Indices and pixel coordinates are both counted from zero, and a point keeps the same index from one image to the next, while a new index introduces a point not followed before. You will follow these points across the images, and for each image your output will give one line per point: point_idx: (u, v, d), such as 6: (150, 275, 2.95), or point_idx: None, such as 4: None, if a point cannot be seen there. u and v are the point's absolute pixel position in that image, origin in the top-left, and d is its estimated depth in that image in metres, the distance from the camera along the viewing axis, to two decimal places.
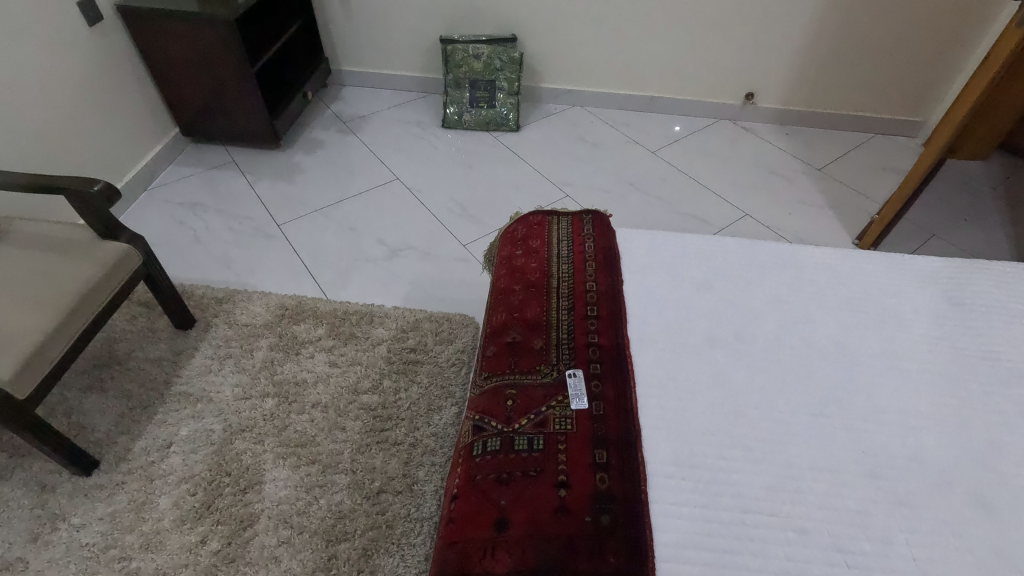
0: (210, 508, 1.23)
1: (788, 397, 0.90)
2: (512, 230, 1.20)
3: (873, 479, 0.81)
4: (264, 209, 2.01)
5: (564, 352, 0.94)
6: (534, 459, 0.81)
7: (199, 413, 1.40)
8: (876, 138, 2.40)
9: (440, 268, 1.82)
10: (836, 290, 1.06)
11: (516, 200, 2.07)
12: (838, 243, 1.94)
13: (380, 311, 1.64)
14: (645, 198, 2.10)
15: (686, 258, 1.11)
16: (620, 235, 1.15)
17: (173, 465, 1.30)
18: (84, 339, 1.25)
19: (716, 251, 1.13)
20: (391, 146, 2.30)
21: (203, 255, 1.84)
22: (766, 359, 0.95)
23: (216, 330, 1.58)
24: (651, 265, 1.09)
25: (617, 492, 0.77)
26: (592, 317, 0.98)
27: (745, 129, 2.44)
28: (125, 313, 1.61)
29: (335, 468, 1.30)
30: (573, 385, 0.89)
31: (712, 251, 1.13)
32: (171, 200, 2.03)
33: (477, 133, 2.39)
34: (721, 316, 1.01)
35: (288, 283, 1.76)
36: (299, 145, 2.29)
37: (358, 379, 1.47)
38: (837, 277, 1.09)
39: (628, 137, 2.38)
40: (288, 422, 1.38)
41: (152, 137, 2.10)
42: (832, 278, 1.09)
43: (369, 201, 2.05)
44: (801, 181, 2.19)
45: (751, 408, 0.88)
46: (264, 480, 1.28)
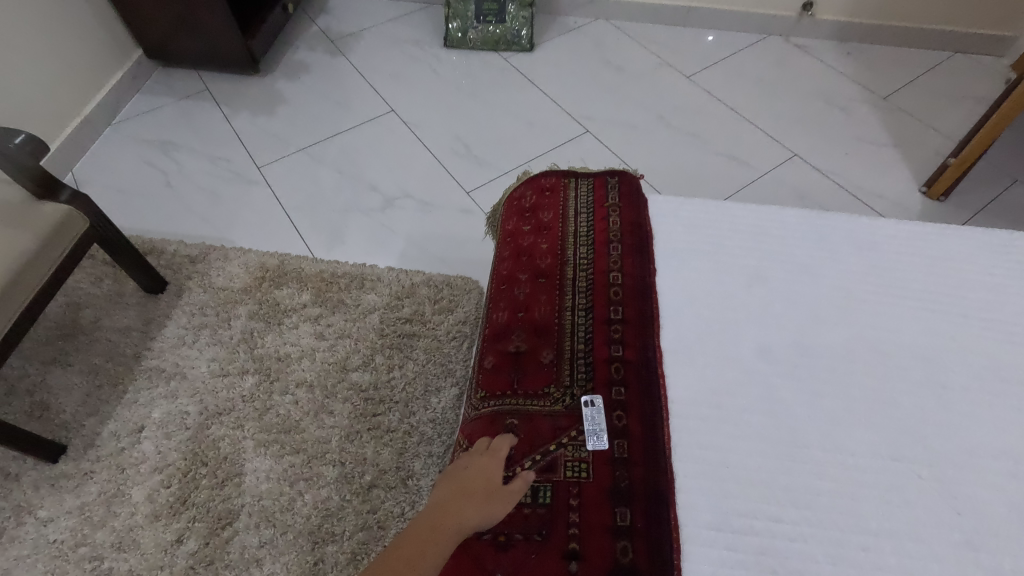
0: (186, 504, 1.12)
1: (861, 432, 0.70)
2: (519, 196, 0.99)
3: (970, 550, 0.63)
4: (242, 148, 1.77)
5: (579, 369, 0.75)
6: (539, 518, 0.65)
7: (173, 391, 1.26)
8: (954, 58, 2.03)
9: (439, 220, 1.60)
10: (927, 284, 0.83)
11: (528, 138, 1.80)
12: (900, 192, 1.66)
13: (372, 274, 1.45)
14: (676, 135, 1.81)
15: (735, 239, 0.88)
16: (652, 207, 0.93)
17: (145, 452, 1.18)
18: (28, 323, 1.08)
19: (773, 228, 0.90)
20: (385, 71, 2.00)
21: (175, 203, 1.64)
22: (836, 379, 0.74)
23: (190, 296, 1.41)
24: (690, 249, 0.87)
25: (643, 568, 0.61)
26: (616, 322, 0.79)
27: (798, 48, 2.08)
28: (90, 274, 1.44)
29: (321, 459, 1.17)
30: (590, 418, 0.71)
31: (769, 229, 0.90)
32: (138, 137, 1.79)
33: (484, 53, 2.06)
34: (777, 318, 0.80)
35: (268, 238, 1.56)
36: (280, 69, 2.00)
37: (348, 354, 1.31)
38: (930, 265, 0.86)
39: (660, 58, 2.05)
40: (270, 405, 1.24)
41: (113, 63, 1.83)
42: (924, 267, 0.85)
43: (360, 139, 1.80)
44: (862, 113, 1.86)
45: (815, 450, 0.69)
46: (244, 472, 1.16)
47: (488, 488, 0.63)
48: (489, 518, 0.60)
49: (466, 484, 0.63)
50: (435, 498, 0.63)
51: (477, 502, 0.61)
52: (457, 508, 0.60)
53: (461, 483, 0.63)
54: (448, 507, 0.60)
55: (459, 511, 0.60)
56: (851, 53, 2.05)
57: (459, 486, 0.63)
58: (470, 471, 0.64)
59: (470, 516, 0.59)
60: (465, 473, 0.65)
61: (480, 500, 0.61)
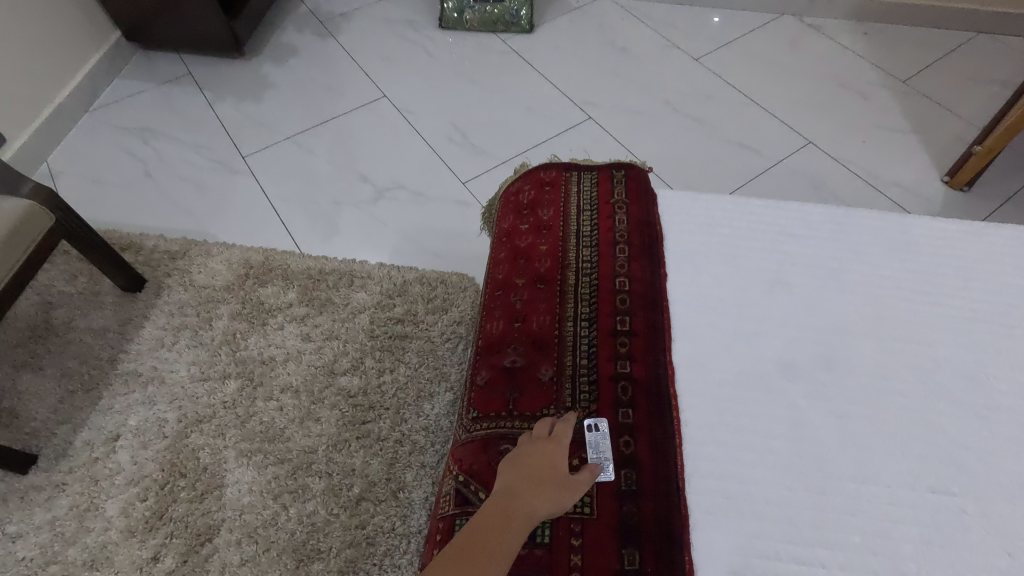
0: (163, 519, 1.05)
1: (896, 459, 0.65)
2: (518, 192, 0.97)
3: None
4: (226, 136, 1.68)
5: (581, 388, 0.72)
6: (537, 559, 0.61)
7: (151, 397, 1.19)
8: (977, 38, 1.92)
9: (433, 213, 1.52)
10: (963, 293, 0.77)
11: (527, 124, 1.70)
12: (919, 182, 1.57)
13: (362, 271, 1.37)
14: (683, 121, 1.71)
15: (756, 246, 0.83)
16: (662, 210, 0.89)
17: (121, 463, 1.12)
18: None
19: (796, 232, 0.84)
20: (377, 54, 1.90)
21: (155, 194, 1.55)
22: (868, 400, 0.69)
23: (169, 294, 1.34)
24: (709, 255, 0.82)
25: None
26: (622, 335, 0.76)
27: (812, 28, 1.97)
28: (64, 272, 1.36)
29: (307, 470, 1.11)
30: (594, 444, 0.67)
31: (792, 234, 0.84)
32: (117, 125, 1.70)
33: (481, 35, 1.96)
34: (804, 332, 0.74)
35: (252, 231, 1.48)
36: (267, 52, 1.90)
37: (336, 357, 1.24)
38: (966, 273, 0.79)
39: (666, 39, 1.94)
40: (253, 412, 1.17)
41: (89, 45, 1.73)
42: (961, 277, 0.79)
43: (350, 127, 1.71)
44: (879, 98, 1.77)
45: (845, 480, 0.64)
46: (225, 484, 1.09)
47: (555, 476, 0.60)
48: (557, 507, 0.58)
49: (532, 472, 0.60)
50: (500, 484, 0.60)
51: (545, 490, 0.59)
52: (525, 497, 0.58)
53: (527, 471, 0.61)
54: (516, 496, 0.58)
55: (527, 501, 0.57)
56: (868, 34, 1.94)
57: (524, 474, 0.60)
58: (534, 458, 0.62)
59: (540, 506, 0.57)
60: (529, 459, 0.62)
61: (549, 488, 0.59)
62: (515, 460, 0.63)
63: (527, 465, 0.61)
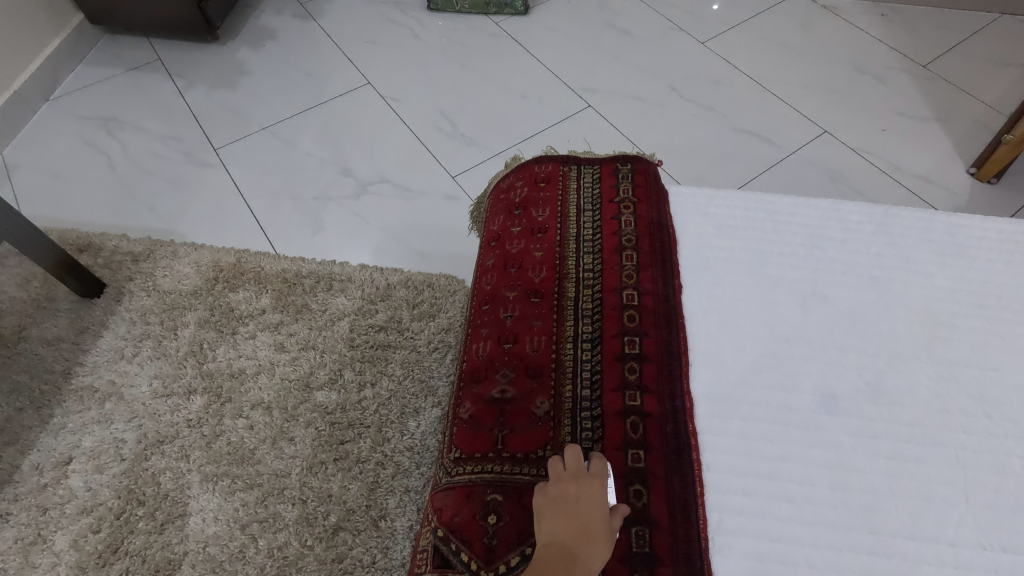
0: (118, 552, 0.95)
1: (956, 508, 0.57)
2: (509, 188, 0.87)
3: None
4: (196, 127, 1.56)
5: (583, 424, 0.63)
6: None
7: (107, 415, 1.08)
8: (1002, 19, 1.80)
9: (420, 210, 1.40)
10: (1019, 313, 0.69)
11: (522, 112, 1.59)
12: (943, 175, 1.46)
13: (342, 274, 1.26)
14: (689, 108, 1.59)
15: (788, 256, 0.75)
16: (678, 215, 0.80)
17: (73, 489, 1.01)
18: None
19: (831, 240, 0.76)
20: (361, 38, 1.77)
21: (118, 191, 1.43)
22: (919, 437, 0.61)
23: (132, 300, 1.22)
24: (737, 266, 0.74)
25: None
26: (631, 359, 0.67)
27: (826, 9, 1.85)
28: (17, 276, 1.25)
29: (278, 496, 1.00)
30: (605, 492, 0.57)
31: (828, 242, 0.76)
32: (79, 114, 1.58)
33: (473, 17, 1.83)
34: (843, 356, 0.67)
35: (223, 231, 1.36)
36: (243, 36, 1.77)
37: (313, 370, 1.13)
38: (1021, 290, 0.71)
39: (671, 21, 1.82)
40: (220, 431, 1.06)
41: (48, 28, 1.60)
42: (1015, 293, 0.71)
43: (333, 116, 1.59)
44: (899, 83, 1.65)
45: (898, 536, 0.56)
46: (188, 513, 0.99)
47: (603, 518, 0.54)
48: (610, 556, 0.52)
49: (581, 518, 0.53)
50: (545, 535, 0.52)
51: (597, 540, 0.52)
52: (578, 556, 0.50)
53: (575, 519, 0.53)
54: (571, 555, 0.50)
55: (583, 561, 0.50)
56: (885, 15, 1.83)
57: (571, 525, 0.52)
58: (580, 501, 0.54)
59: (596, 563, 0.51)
60: (573, 503, 0.54)
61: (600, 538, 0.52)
62: (556, 503, 0.54)
63: (572, 512, 0.53)
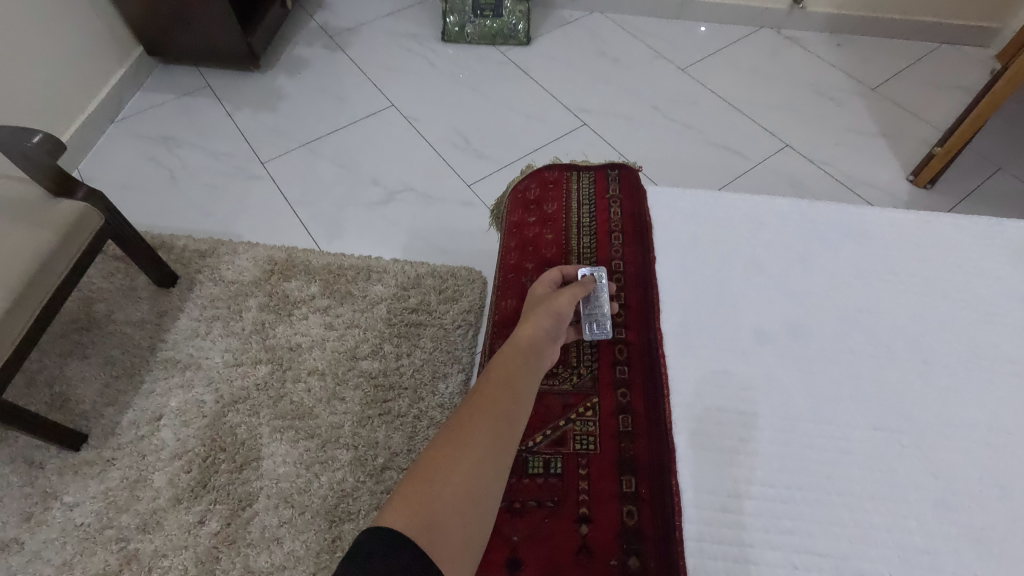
0: (207, 487, 1.17)
1: (847, 405, 0.75)
2: (524, 189, 1.11)
3: (944, 510, 0.68)
4: (244, 143, 1.80)
5: (585, 351, 0.83)
6: (551, 487, 0.71)
7: (188, 381, 1.31)
8: (941, 48, 2.08)
9: (441, 214, 1.64)
10: (911, 269, 0.88)
11: (526, 130, 1.84)
12: (887, 181, 1.71)
13: (378, 265, 1.49)
14: (670, 126, 1.85)
15: (733, 227, 0.94)
16: (651, 199, 1.00)
17: (165, 439, 1.23)
18: (40, 324, 1.08)
19: (767, 215, 0.95)
20: (384, 66, 2.03)
21: (179, 198, 1.67)
22: (825, 357, 0.79)
23: (201, 289, 1.45)
24: (690, 236, 0.93)
25: (647, 530, 0.67)
26: (618, 306, 0.87)
27: (789, 40, 2.13)
28: (101, 269, 1.47)
29: (335, 442, 1.22)
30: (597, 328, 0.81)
31: (765, 218, 0.95)
32: (141, 133, 1.82)
33: (482, 47, 2.09)
34: (773, 301, 0.85)
35: (273, 232, 1.59)
36: (280, 65, 2.02)
37: (357, 344, 1.36)
38: (917, 252, 0.90)
39: (655, 50, 2.09)
40: (283, 392, 1.29)
41: (114, 60, 1.84)
42: (909, 253, 0.90)
43: (362, 133, 1.83)
44: (851, 104, 1.91)
45: (805, 422, 0.74)
46: (262, 457, 1.21)
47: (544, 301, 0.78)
48: (550, 316, 0.74)
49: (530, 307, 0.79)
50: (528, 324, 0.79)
51: (542, 310, 0.75)
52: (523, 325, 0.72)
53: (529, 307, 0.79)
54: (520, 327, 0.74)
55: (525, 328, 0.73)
56: (840, 45, 2.10)
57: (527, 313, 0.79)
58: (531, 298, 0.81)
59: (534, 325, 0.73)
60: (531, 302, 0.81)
61: (544, 306, 0.75)
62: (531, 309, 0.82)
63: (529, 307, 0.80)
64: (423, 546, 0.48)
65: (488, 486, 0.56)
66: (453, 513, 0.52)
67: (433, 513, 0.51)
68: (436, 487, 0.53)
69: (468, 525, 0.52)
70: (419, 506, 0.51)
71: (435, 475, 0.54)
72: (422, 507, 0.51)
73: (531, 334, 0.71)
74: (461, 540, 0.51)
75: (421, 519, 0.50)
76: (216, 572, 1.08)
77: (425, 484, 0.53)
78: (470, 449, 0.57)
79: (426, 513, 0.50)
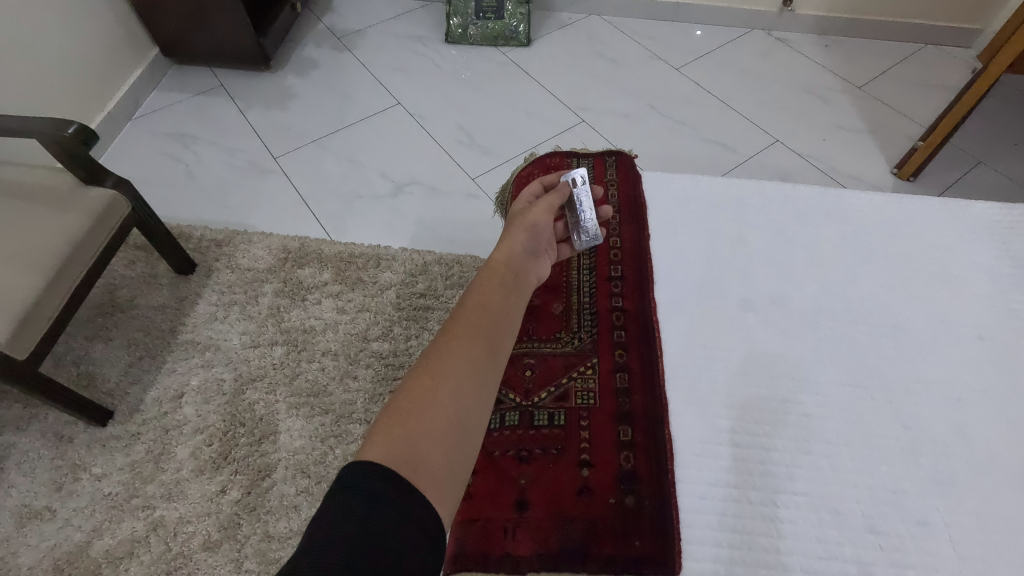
0: (228, 459, 1.24)
1: (824, 365, 0.82)
2: (527, 174, 1.18)
3: (911, 456, 0.75)
4: (257, 140, 1.88)
5: (586, 318, 0.90)
6: (556, 437, 0.78)
7: (208, 361, 1.37)
8: (925, 49, 2.16)
9: (447, 206, 1.72)
10: (886, 245, 0.95)
11: (527, 127, 1.91)
12: (872, 174, 1.79)
13: (387, 254, 1.56)
14: (666, 123, 1.93)
15: (721, 208, 1.01)
16: (646, 181, 1.07)
17: (187, 416, 1.30)
18: (75, 303, 1.14)
19: (753, 198, 1.03)
20: (391, 66, 2.11)
21: (195, 191, 1.74)
22: (803, 322, 0.87)
23: (218, 276, 1.52)
24: (681, 217, 1.00)
25: (643, 473, 0.74)
26: (616, 278, 0.93)
27: (779, 41, 2.21)
28: (123, 258, 1.54)
29: (348, 418, 1.29)
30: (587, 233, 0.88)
31: (750, 199, 1.02)
32: (158, 130, 1.89)
33: (484, 48, 2.17)
34: (756, 274, 0.92)
35: (285, 223, 1.66)
36: (291, 65, 2.10)
37: (368, 326, 1.43)
38: (890, 229, 0.97)
39: (650, 51, 2.17)
40: (299, 371, 1.36)
41: (132, 61, 1.92)
42: (881, 230, 0.97)
43: (369, 130, 1.91)
44: (838, 102, 2.00)
45: (785, 379, 0.81)
46: (279, 431, 1.27)
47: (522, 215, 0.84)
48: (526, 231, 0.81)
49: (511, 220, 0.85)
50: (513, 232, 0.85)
51: (518, 227, 0.81)
52: (497, 249, 0.78)
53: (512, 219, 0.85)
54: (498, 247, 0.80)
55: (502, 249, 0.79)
56: (828, 46, 2.19)
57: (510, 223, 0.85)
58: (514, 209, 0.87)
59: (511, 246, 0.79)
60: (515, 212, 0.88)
61: (520, 223, 0.81)
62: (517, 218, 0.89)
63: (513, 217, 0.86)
64: (404, 473, 0.54)
65: (464, 410, 0.61)
66: (431, 441, 0.57)
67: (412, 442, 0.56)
68: (413, 421, 0.57)
69: (446, 450, 0.57)
70: (399, 439, 0.56)
71: (411, 410, 0.58)
72: (401, 438, 0.56)
73: (507, 254, 0.77)
74: (441, 464, 0.56)
75: (403, 450, 0.55)
76: (238, 537, 1.15)
77: (403, 420, 0.57)
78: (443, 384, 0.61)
79: (405, 443, 0.55)
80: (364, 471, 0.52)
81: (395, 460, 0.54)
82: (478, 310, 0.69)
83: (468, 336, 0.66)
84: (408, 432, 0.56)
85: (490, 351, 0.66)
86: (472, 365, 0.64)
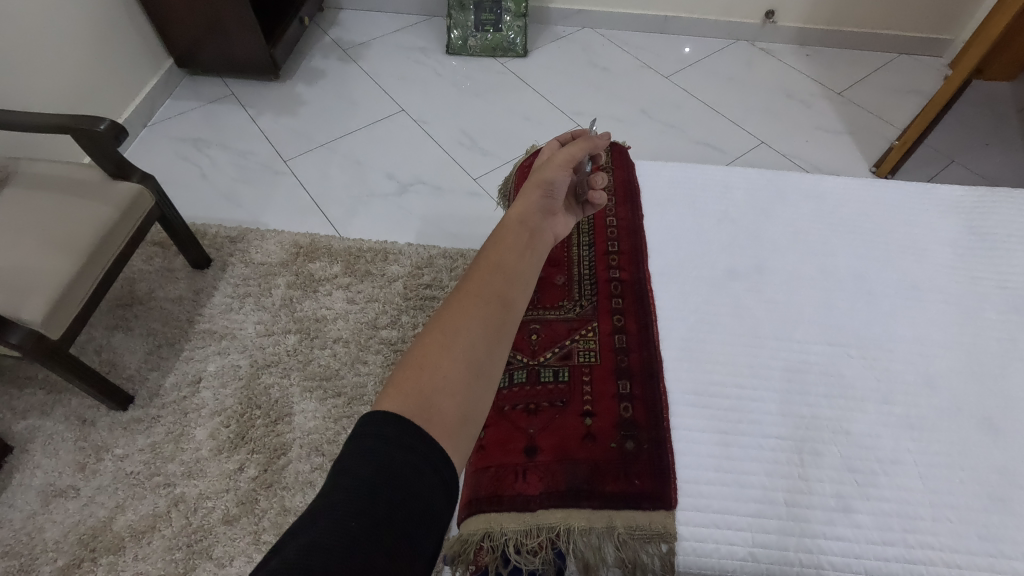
0: (245, 438, 1.30)
1: (805, 326, 0.90)
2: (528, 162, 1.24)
3: (885, 404, 0.82)
4: (268, 144, 1.96)
5: (586, 288, 0.98)
6: (560, 391, 0.85)
7: (224, 348, 1.44)
8: (900, 58, 2.29)
9: (450, 204, 1.80)
10: (859, 221, 1.04)
11: (526, 130, 2.01)
12: (854, 171, 1.89)
13: (394, 248, 1.64)
14: (657, 126, 2.04)
15: (709, 192, 1.10)
16: (640, 168, 1.15)
17: (205, 399, 1.35)
18: (101, 288, 1.21)
19: (738, 182, 1.11)
20: (394, 75, 2.21)
21: (209, 192, 1.82)
22: (784, 290, 0.94)
23: (233, 270, 1.59)
24: (672, 199, 1.09)
25: (641, 420, 0.81)
26: (613, 253, 1.00)
27: (763, 51, 2.33)
28: (141, 254, 1.61)
29: (360, 400, 1.36)
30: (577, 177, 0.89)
31: (735, 183, 1.11)
32: (173, 136, 1.97)
33: (483, 59, 2.28)
34: (742, 249, 1.00)
35: (296, 220, 1.74)
36: (299, 75, 2.20)
37: (377, 315, 1.50)
38: (865, 209, 1.06)
39: (641, 61, 2.29)
40: (312, 357, 1.42)
41: (148, 71, 2.01)
42: (856, 209, 1.06)
43: (374, 135, 2.00)
44: (819, 106, 2.11)
45: (770, 339, 0.89)
46: (293, 413, 1.33)
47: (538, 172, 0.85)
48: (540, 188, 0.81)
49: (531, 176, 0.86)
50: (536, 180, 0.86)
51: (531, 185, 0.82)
52: (511, 209, 0.79)
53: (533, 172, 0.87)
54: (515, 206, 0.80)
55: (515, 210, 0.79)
56: (809, 55, 2.31)
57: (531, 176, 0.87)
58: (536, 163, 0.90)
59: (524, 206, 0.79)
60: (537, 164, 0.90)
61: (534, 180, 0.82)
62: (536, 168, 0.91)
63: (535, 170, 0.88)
64: (418, 424, 0.53)
65: (478, 363, 0.59)
66: (444, 394, 0.56)
67: (425, 394, 0.55)
68: (425, 374, 0.56)
69: (460, 402, 0.56)
70: (412, 391, 0.55)
71: (425, 362, 0.57)
72: (414, 392, 0.55)
73: (519, 215, 0.78)
74: (455, 416, 0.55)
75: (416, 402, 0.54)
76: (257, 511, 1.20)
77: (416, 373, 0.56)
78: (456, 339, 0.60)
79: (418, 395, 0.54)
80: (379, 421, 0.52)
81: (410, 410, 0.53)
82: (489, 269, 0.68)
83: (479, 295, 0.65)
84: (421, 385, 0.55)
85: (505, 304, 0.65)
86: (485, 322, 0.62)
